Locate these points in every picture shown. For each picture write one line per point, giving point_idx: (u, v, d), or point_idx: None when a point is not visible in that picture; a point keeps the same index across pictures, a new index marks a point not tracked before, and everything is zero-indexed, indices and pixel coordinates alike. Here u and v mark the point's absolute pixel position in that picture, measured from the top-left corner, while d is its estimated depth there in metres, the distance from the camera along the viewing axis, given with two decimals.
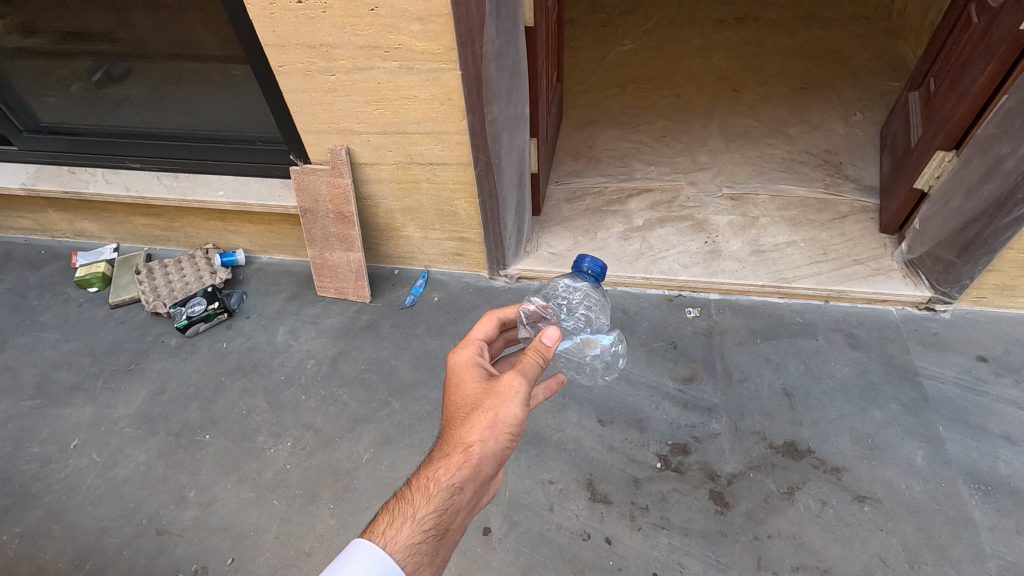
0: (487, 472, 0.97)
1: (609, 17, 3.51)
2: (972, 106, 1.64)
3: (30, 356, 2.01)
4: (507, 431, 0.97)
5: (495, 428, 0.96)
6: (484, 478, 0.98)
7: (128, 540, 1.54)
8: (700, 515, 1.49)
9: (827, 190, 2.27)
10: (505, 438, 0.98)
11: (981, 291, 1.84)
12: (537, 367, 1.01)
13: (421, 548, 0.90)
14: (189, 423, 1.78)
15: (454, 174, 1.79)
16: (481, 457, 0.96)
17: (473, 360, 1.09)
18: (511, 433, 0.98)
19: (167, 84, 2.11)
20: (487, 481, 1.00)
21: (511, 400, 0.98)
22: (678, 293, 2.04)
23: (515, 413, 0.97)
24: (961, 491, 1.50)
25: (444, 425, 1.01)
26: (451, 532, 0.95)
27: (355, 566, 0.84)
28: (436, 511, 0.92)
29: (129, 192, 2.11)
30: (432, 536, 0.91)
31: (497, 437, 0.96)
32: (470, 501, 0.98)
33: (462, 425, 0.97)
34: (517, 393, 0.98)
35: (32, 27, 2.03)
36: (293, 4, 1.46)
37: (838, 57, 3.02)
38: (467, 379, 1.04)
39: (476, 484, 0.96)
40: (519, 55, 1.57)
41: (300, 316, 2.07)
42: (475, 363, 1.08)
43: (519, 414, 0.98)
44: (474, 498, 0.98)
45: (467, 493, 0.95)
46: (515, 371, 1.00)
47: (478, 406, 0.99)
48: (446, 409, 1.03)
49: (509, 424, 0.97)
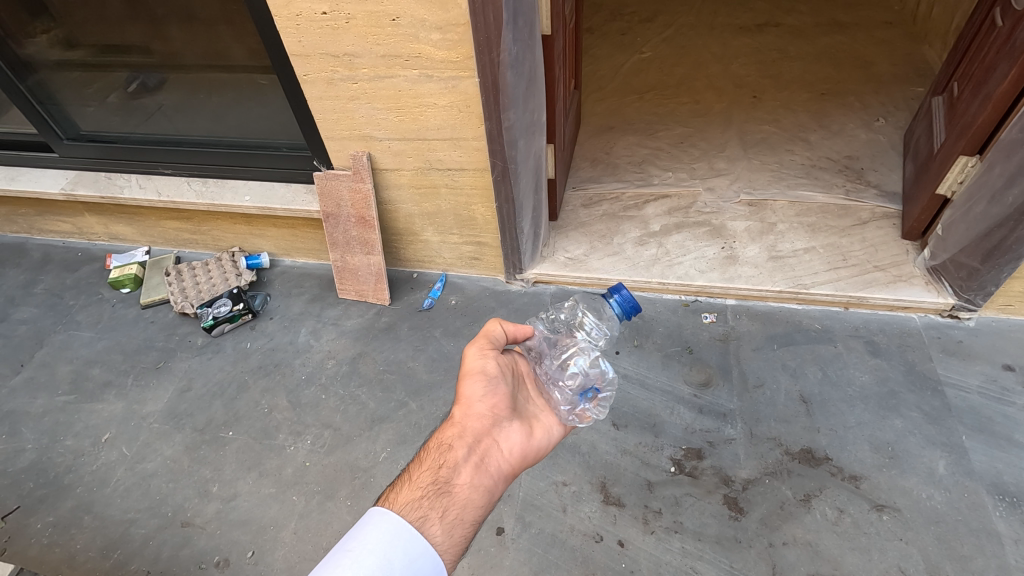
0: (471, 427, 1.11)
1: (628, 25, 3.52)
2: (994, 110, 1.62)
3: (66, 353, 2.10)
4: (478, 379, 1.17)
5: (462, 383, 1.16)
6: (472, 433, 1.10)
7: (153, 531, 1.59)
8: (713, 520, 1.48)
9: (848, 197, 2.25)
10: (474, 385, 1.15)
11: (1007, 298, 1.79)
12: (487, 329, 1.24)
13: (422, 501, 0.96)
14: (214, 420, 1.83)
15: (471, 179, 1.83)
16: (460, 413, 1.13)
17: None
18: (480, 380, 1.16)
19: (198, 93, 2.21)
20: (481, 439, 1.11)
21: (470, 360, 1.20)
22: (694, 298, 2.03)
23: (475, 363, 1.18)
24: (984, 502, 1.46)
25: None
26: (458, 488, 1.01)
27: (371, 530, 0.88)
28: (428, 469, 1.03)
29: (161, 197, 2.19)
30: (431, 489, 0.99)
31: (470, 390, 1.16)
32: (471, 459, 1.07)
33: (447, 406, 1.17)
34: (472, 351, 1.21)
35: (74, 41, 2.15)
36: (318, 15, 1.52)
37: (861, 63, 2.99)
38: None
39: (465, 439, 1.09)
40: (535, 61, 1.61)
41: (321, 318, 2.12)
42: None
43: (480, 362, 1.18)
44: (472, 455, 1.07)
45: (456, 450, 1.07)
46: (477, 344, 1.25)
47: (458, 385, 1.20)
48: None
49: (476, 373, 1.17)
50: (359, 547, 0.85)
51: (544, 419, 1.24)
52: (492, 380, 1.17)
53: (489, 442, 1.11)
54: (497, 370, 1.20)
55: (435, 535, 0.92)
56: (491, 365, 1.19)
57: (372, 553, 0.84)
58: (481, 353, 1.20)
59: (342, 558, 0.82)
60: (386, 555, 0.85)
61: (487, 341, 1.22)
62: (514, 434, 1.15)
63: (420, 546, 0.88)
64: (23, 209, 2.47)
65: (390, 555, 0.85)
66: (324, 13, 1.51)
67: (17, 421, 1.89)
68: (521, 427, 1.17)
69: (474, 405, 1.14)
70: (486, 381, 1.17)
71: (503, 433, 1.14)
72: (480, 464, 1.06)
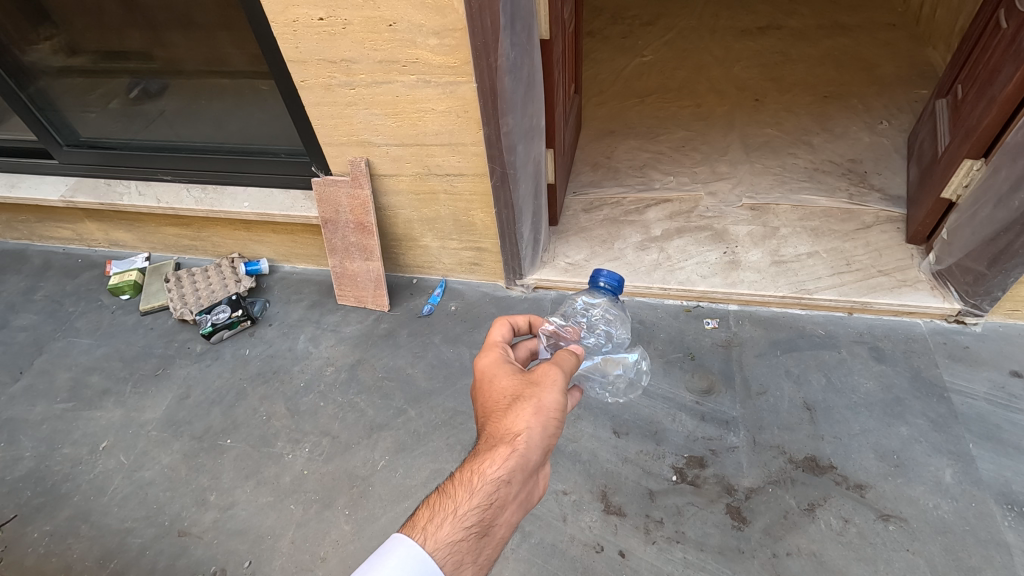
0: (531, 463, 0.95)
1: (629, 29, 3.51)
2: (1000, 113, 1.60)
3: (65, 360, 2.09)
4: (553, 420, 0.98)
5: (540, 414, 0.96)
6: (530, 470, 0.96)
7: (151, 541, 1.58)
8: (716, 530, 1.46)
9: (851, 200, 2.23)
10: (551, 424, 0.97)
11: (1014, 303, 1.76)
12: (572, 361, 1.05)
13: (463, 545, 0.88)
14: (212, 428, 1.82)
15: (470, 185, 1.81)
16: (529, 446, 0.94)
17: (500, 361, 1.06)
18: (556, 419, 0.98)
19: (199, 100, 2.20)
20: (532, 473, 0.98)
21: (551, 387, 0.99)
22: (696, 304, 2.01)
23: (555, 400, 0.98)
24: (993, 512, 1.44)
25: (483, 417, 0.99)
26: (497, 527, 0.93)
27: (391, 563, 0.81)
28: (478, 504, 0.90)
29: (161, 203, 2.19)
30: (476, 531, 0.89)
31: (544, 425, 0.96)
32: (519, 495, 0.95)
33: (502, 416, 0.96)
34: (555, 381, 1.00)
35: (76, 47, 2.15)
36: (315, 21, 1.51)
37: (864, 65, 2.97)
38: (501, 372, 1.04)
39: (524, 476, 0.94)
40: (533, 66, 1.60)
41: (320, 324, 2.11)
42: (507, 360, 1.07)
43: (562, 401, 0.99)
44: (520, 492, 0.96)
45: (512, 486, 0.93)
46: (556, 365, 1.02)
47: (521, 396, 0.98)
48: (481, 400, 1.02)
49: (553, 411, 0.98)
50: None
51: None
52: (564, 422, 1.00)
53: (534, 475, 1.00)
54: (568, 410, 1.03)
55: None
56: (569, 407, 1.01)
57: None
58: (564, 389, 1.01)
59: None
60: None
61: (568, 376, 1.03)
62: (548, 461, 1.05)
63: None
64: (24, 216, 2.48)
65: None
66: (322, 19, 1.50)
67: (16, 429, 1.88)
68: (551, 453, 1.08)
69: (542, 442, 0.96)
70: (559, 425, 0.99)
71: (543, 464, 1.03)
72: (524, 502, 0.97)
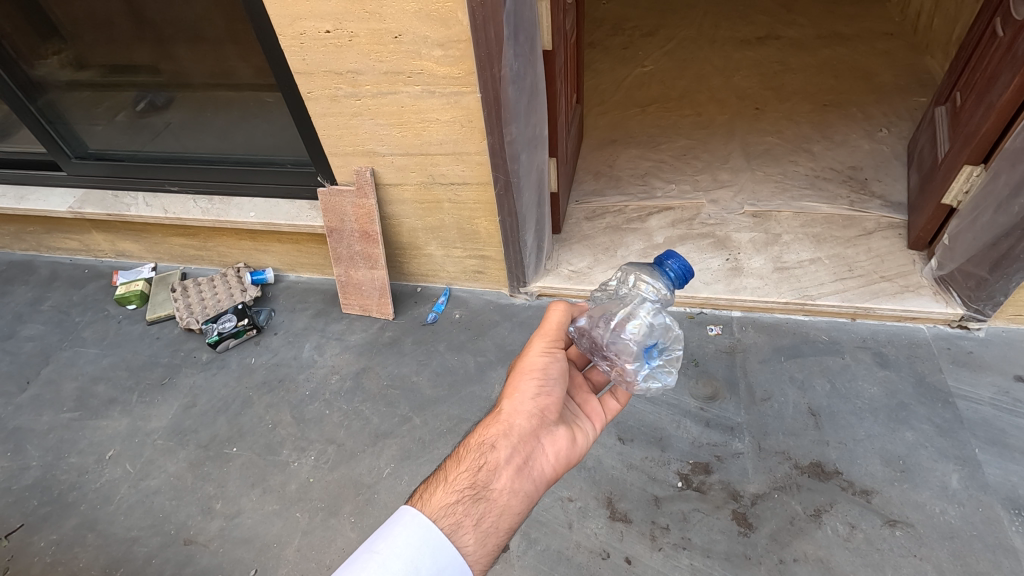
0: (518, 426, 1.08)
1: (629, 39, 3.55)
2: (999, 120, 1.61)
3: (71, 370, 2.10)
4: (534, 377, 1.12)
5: (518, 379, 1.12)
6: (518, 432, 1.07)
7: (157, 549, 1.58)
8: (722, 536, 1.46)
9: (852, 207, 2.24)
10: (531, 384, 1.12)
11: (1017, 308, 1.77)
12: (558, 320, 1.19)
13: (457, 507, 0.95)
14: (218, 436, 1.83)
15: (475, 194, 1.83)
16: (510, 408, 1.09)
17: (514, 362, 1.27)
18: (537, 378, 1.12)
19: (204, 112, 2.24)
20: (527, 439, 1.08)
21: (529, 353, 1.15)
22: (699, 310, 2.02)
23: (533, 362, 1.14)
24: (1000, 517, 1.43)
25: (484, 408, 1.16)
26: (496, 494, 1.00)
27: (400, 532, 0.88)
28: (468, 468, 1.01)
29: (167, 214, 2.21)
30: (468, 495, 0.97)
31: (524, 385, 1.11)
32: (513, 461, 1.04)
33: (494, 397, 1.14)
34: (534, 346, 1.16)
35: (83, 62, 2.19)
36: (322, 34, 1.54)
37: (862, 74, 2.99)
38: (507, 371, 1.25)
39: (510, 439, 1.06)
40: (536, 75, 1.62)
41: (325, 332, 2.12)
42: None
43: (541, 359, 1.14)
44: (515, 457, 1.05)
45: (501, 450, 1.04)
46: (536, 336, 1.18)
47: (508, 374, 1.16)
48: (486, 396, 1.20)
49: (534, 370, 1.13)
50: (386, 549, 0.85)
51: (585, 428, 1.21)
52: (549, 380, 1.13)
53: (534, 444, 1.09)
54: (556, 370, 1.15)
55: (467, 545, 0.92)
56: (552, 364, 1.15)
57: (398, 558, 0.85)
58: (544, 350, 1.16)
59: (369, 559, 0.84)
60: (413, 560, 0.86)
61: (551, 338, 1.18)
62: (559, 433, 1.13)
63: (449, 555, 0.89)
64: (32, 227, 2.50)
65: (418, 562, 0.86)
66: (328, 31, 1.53)
67: (21, 439, 1.89)
68: (567, 431, 1.15)
69: (525, 404, 1.10)
70: (543, 381, 1.12)
71: (549, 436, 1.12)
72: (523, 469, 1.05)
